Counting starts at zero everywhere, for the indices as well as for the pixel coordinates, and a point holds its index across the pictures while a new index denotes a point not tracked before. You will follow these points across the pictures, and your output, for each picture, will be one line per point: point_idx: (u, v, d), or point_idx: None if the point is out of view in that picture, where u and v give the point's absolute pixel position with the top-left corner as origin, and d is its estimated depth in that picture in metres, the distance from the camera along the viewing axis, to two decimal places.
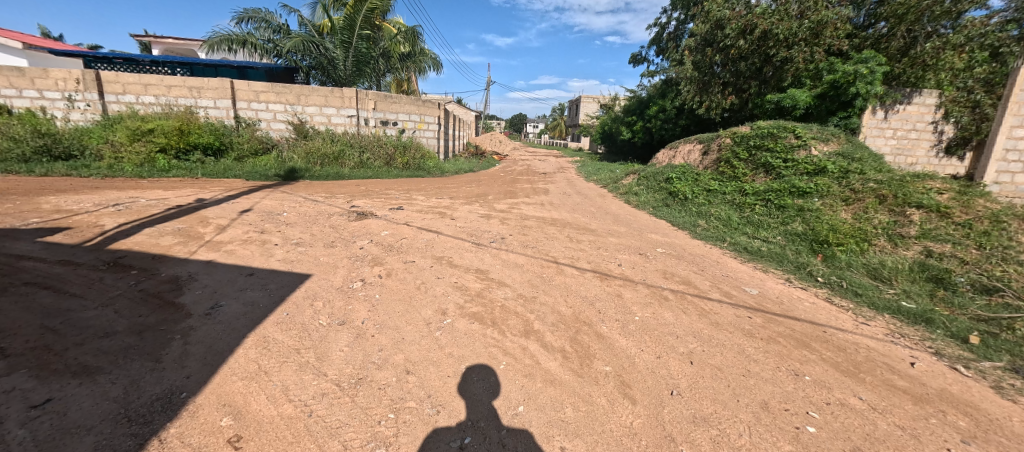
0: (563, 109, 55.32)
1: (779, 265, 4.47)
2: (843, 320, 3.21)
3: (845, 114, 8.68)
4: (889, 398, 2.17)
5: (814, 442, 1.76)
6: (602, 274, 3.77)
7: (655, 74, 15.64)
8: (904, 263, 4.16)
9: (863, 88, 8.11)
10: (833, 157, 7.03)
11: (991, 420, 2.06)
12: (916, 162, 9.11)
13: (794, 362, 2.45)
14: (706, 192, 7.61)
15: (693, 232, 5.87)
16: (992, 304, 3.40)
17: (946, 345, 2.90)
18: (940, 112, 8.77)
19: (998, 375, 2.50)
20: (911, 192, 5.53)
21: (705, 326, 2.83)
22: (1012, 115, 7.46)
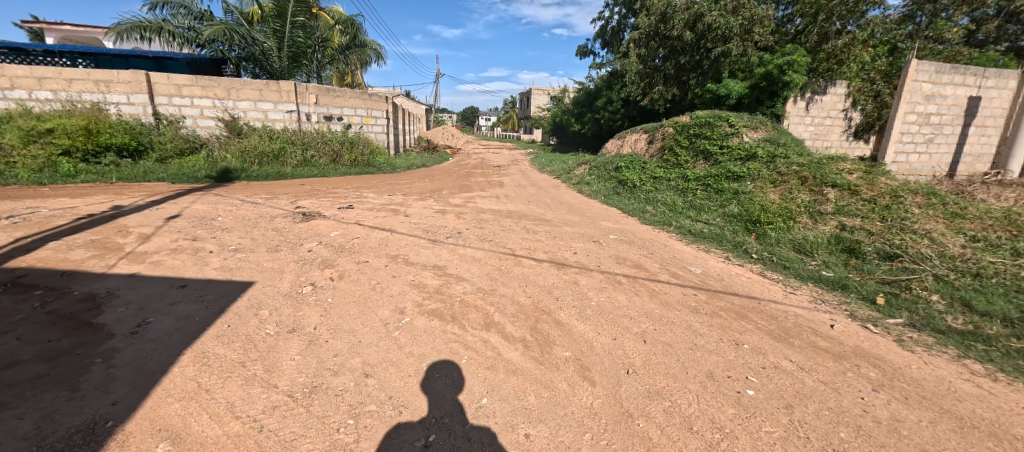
0: (514, 102, 55.41)
1: (719, 245, 4.81)
2: (775, 291, 3.53)
3: (772, 104, 9.45)
4: (814, 358, 2.42)
5: (754, 404, 1.91)
6: (558, 263, 3.86)
7: (602, 67, 16.12)
8: (823, 237, 4.64)
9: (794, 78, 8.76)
10: (762, 143, 7.64)
11: (895, 370, 2.37)
12: (831, 146, 10.09)
13: (734, 333, 2.66)
14: (652, 179, 8.01)
15: (642, 218, 6.13)
16: (892, 267, 3.89)
17: (859, 306, 3.28)
18: (849, 101, 9.73)
19: (900, 330, 2.87)
20: (827, 173, 6.16)
21: (656, 306, 3.00)
22: (907, 102, 8.43)
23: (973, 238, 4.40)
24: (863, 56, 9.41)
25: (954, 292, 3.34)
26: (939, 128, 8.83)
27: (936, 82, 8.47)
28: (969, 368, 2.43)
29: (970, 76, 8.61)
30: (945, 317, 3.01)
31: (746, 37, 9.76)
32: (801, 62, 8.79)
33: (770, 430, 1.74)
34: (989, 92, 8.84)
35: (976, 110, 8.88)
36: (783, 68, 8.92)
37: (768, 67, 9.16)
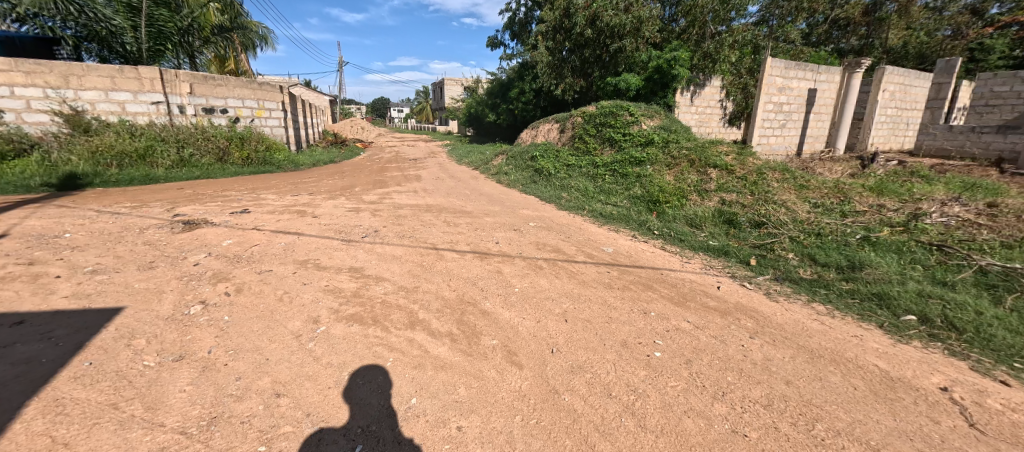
0: (426, 92, 53.76)
1: (626, 225, 5.25)
2: (673, 262, 3.97)
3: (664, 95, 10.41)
4: (706, 317, 2.78)
5: (661, 364, 2.14)
6: (481, 254, 3.88)
7: (513, 58, 16.36)
8: (708, 212, 5.31)
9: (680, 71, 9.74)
10: (658, 131, 8.45)
11: (766, 318, 2.82)
12: (712, 131, 11.52)
13: (643, 303, 2.95)
14: (566, 167, 8.42)
15: (558, 204, 6.43)
16: (761, 233, 4.60)
17: (739, 269, 3.84)
18: (724, 92, 11.20)
19: (768, 285, 3.44)
20: (709, 156, 7.05)
21: (575, 286, 3.18)
22: (765, 93, 9.95)
23: (816, 204, 5.39)
24: (734, 52, 10.79)
25: (803, 250, 4.08)
26: (789, 115, 10.57)
27: (786, 76, 10.09)
28: (817, 310, 3.02)
29: (809, 71, 10.42)
30: (798, 271, 3.67)
31: (638, 34, 10.71)
32: (685, 58, 9.84)
33: (675, 384, 1.98)
34: (822, 85, 10.79)
35: (814, 100, 10.79)
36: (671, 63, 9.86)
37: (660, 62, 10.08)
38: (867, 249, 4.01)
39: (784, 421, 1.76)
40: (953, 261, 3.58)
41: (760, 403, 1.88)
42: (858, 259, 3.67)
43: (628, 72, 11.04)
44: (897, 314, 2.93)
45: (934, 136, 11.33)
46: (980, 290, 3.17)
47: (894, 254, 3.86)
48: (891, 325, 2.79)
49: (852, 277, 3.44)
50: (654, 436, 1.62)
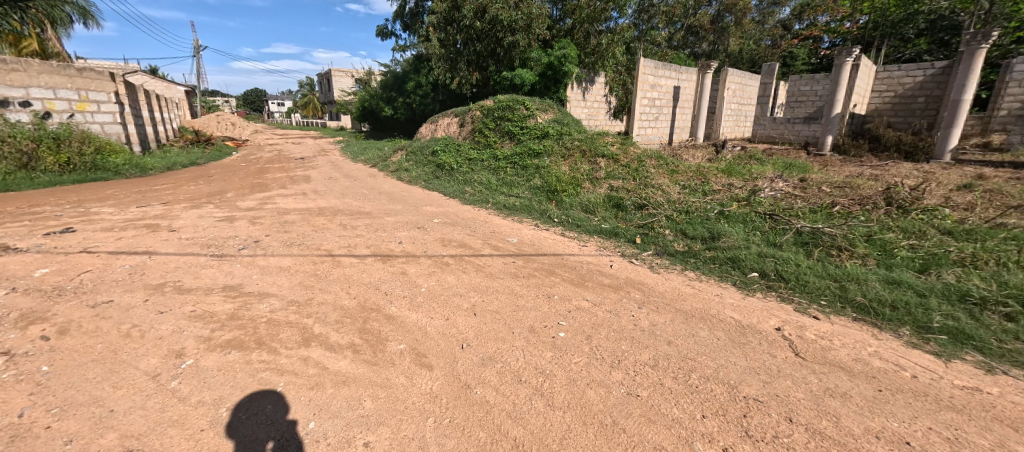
0: (310, 84, 48.82)
1: (529, 214, 5.47)
2: (573, 246, 4.26)
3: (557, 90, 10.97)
4: (602, 294, 3.04)
5: (564, 344, 2.29)
6: (383, 256, 3.68)
7: (405, 49, 15.68)
8: (600, 198, 5.80)
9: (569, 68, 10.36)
10: (552, 124, 8.90)
11: (650, 289, 3.19)
12: (600, 124, 12.53)
13: (547, 288, 3.10)
14: (467, 161, 8.40)
15: (462, 199, 6.40)
16: (643, 214, 5.18)
17: (627, 248, 4.27)
18: (607, 88, 12.22)
19: (651, 259, 3.91)
20: (598, 147, 7.68)
21: (482, 279, 3.22)
22: (641, 89, 11.14)
23: (684, 186, 6.25)
24: (614, 51, 11.84)
25: (676, 226, 4.71)
26: (660, 109, 12.01)
27: (656, 74, 11.41)
28: (689, 276, 3.52)
29: (673, 71, 11.93)
30: (673, 244, 4.23)
31: (529, 30, 11.10)
32: (573, 55, 10.47)
33: (577, 359, 2.13)
34: (684, 83, 12.47)
35: (679, 96, 12.42)
36: (562, 60, 10.42)
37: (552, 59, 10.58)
38: (723, 221, 4.79)
39: (667, 377, 2.02)
40: (779, 226, 4.47)
41: (648, 365, 2.13)
42: (716, 231, 4.36)
43: (522, 67, 11.37)
44: (745, 273, 3.56)
45: (764, 126, 13.96)
46: (797, 247, 4.03)
47: (740, 223, 4.68)
48: (740, 283, 3.39)
49: (713, 246, 4.08)
50: (562, 412, 1.72)
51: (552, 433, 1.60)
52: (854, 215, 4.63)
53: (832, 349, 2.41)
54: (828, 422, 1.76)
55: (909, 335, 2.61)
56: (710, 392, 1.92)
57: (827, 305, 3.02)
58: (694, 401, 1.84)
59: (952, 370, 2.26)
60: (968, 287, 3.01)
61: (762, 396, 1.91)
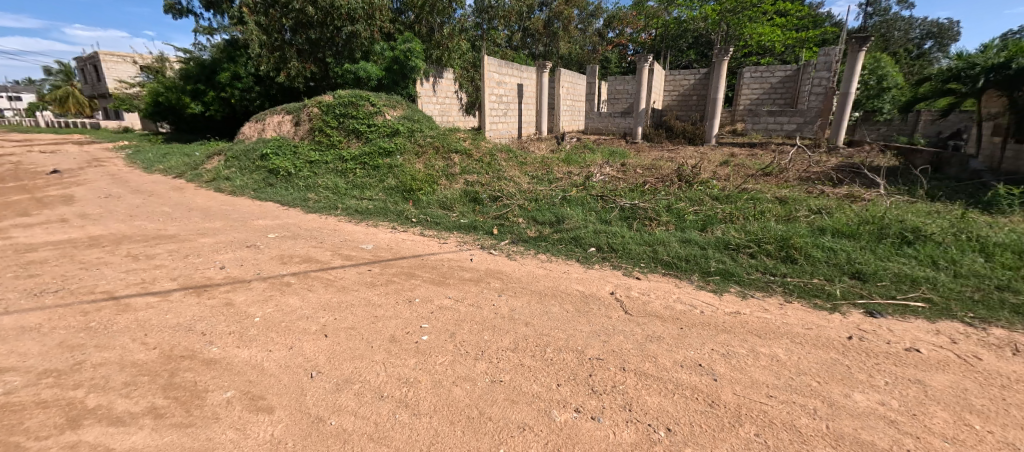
0: (64, 70, 36.29)
1: (385, 217, 5.17)
2: (432, 245, 4.20)
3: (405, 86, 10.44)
4: (464, 289, 3.08)
5: (428, 347, 2.24)
6: (198, 288, 3.00)
7: (213, 33, 12.89)
8: (456, 194, 5.87)
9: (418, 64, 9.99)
10: (401, 121, 8.57)
11: (508, 277, 3.37)
12: (454, 120, 12.34)
13: (407, 292, 2.99)
14: (308, 164, 7.46)
15: (304, 207, 5.66)
16: (498, 205, 5.44)
17: (486, 239, 4.43)
18: (455, 83, 12.07)
19: (508, 248, 4.14)
20: (450, 142, 7.81)
21: (332, 295, 2.91)
22: (489, 86, 11.54)
23: (532, 176, 6.80)
24: (459, 47, 12.04)
25: (527, 213, 5.08)
26: (507, 105, 12.70)
27: (500, 72, 12.00)
28: (540, 258, 3.86)
29: (515, 69, 12.73)
30: (526, 231, 4.56)
31: (371, 21, 10.40)
32: (419, 50, 10.12)
33: (442, 359, 2.12)
34: (525, 81, 13.46)
35: (522, 93, 13.34)
36: (407, 54, 10.02)
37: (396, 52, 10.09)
38: (565, 205, 5.37)
39: (526, 356, 2.18)
40: (608, 205, 5.25)
41: (509, 349, 2.25)
42: (560, 215, 4.87)
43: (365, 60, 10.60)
44: (586, 249, 4.08)
45: (592, 120, 16.09)
46: (623, 222, 4.80)
47: (579, 206, 5.33)
48: (582, 258, 3.87)
49: (559, 229, 4.54)
50: (428, 417, 1.69)
51: (418, 442, 1.55)
52: (658, 191, 5.75)
53: (650, 302, 2.95)
54: (649, 363, 2.16)
55: (697, 280, 3.39)
56: (563, 361, 2.15)
57: (645, 266, 3.68)
58: (550, 373, 2.03)
59: (723, 301, 3.02)
60: (729, 238, 4.05)
61: (602, 354, 2.22)
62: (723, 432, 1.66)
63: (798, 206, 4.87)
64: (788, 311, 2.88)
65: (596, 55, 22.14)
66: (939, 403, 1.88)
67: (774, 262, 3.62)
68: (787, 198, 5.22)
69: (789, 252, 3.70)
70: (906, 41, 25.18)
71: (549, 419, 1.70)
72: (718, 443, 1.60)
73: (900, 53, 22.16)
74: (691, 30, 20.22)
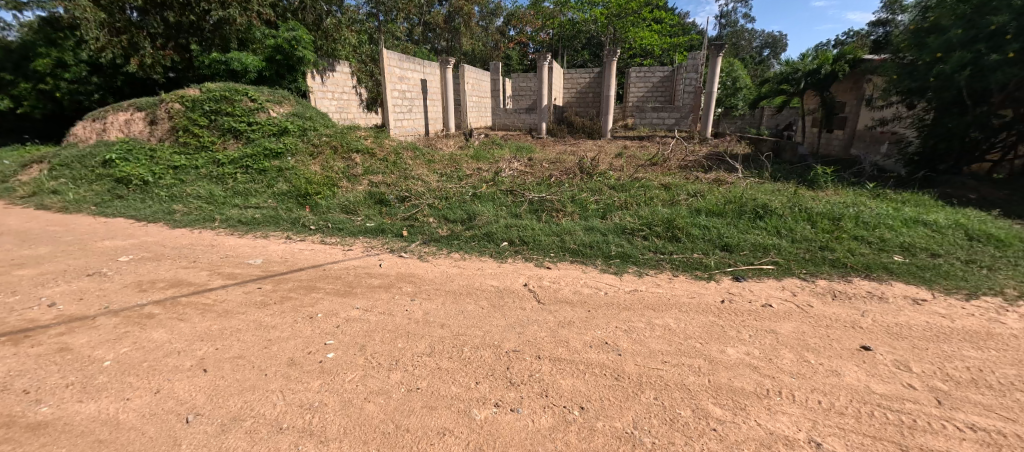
0: None
1: (277, 227, 4.63)
2: (335, 253, 3.87)
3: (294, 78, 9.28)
4: (373, 298, 2.89)
5: (334, 365, 2.06)
6: (17, 333, 2.35)
7: (20, 7, 10.14)
8: (360, 196, 5.51)
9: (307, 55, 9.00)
10: (290, 118, 7.72)
11: (422, 280, 3.26)
12: (353, 118, 11.25)
13: (307, 308, 2.71)
14: (172, 169, 6.32)
15: (170, 222, 4.79)
16: (407, 206, 5.23)
17: (395, 242, 4.22)
18: (355, 78, 11.05)
19: (419, 249, 4.01)
20: (349, 141, 7.36)
21: (213, 321, 2.52)
22: (390, 82, 10.97)
23: (441, 174, 6.70)
24: (348, 39, 10.94)
25: (438, 212, 4.98)
26: (411, 101, 12.22)
27: (401, 67, 11.49)
28: (454, 256, 3.83)
29: (418, 64, 12.30)
30: (438, 230, 4.47)
31: (247, 6, 9.03)
32: (306, 39, 9.01)
33: (351, 376, 1.97)
34: (429, 76, 13.08)
35: (426, 88, 12.93)
36: (292, 43, 8.95)
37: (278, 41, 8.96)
38: (476, 201, 5.38)
39: (443, 359, 2.13)
40: (517, 199, 5.39)
41: (425, 354, 2.18)
42: (472, 211, 4.87)
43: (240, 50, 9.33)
44: (498, 244, 4.13)
45: (499, 116, 16.32)
46: (532, 214, 4.96)
47: (490, 201, 5.38)
48: (496, 253, 3.92)
49: (471, 226, 4.53)
50: (338, 442, 1.56)
51: None
52: (562, 183, 6.07)
53: (560, 289, 3.11)
54: (562, 348, 2.27)
55: (601, 265, 3.66)
56: (481, 358, 2.15)
57: (554, 256, 3.86)
58: (469, 373, 2.01)
59: (623, 282, 3.30)
60: (626, 223, 4.44)
61: (519, 346, 2.27)
62: (628, 402, 1.82)
63: (679, 191, 5.54)
64: (676, 284, 3.25)
65: (498, 52, 22.45)
66: (787, 346, 2.30)
67: (663, 242, 4.06)
68: (670, 184, 5.90)
69: (674, 232, 4.19)
70: (750, 49, 30.26)
71: (468, 419, 1.69)
72: (625, 413, 1.75)
73: (747, 60, 26.51)
74: (584, 31, 21.58)
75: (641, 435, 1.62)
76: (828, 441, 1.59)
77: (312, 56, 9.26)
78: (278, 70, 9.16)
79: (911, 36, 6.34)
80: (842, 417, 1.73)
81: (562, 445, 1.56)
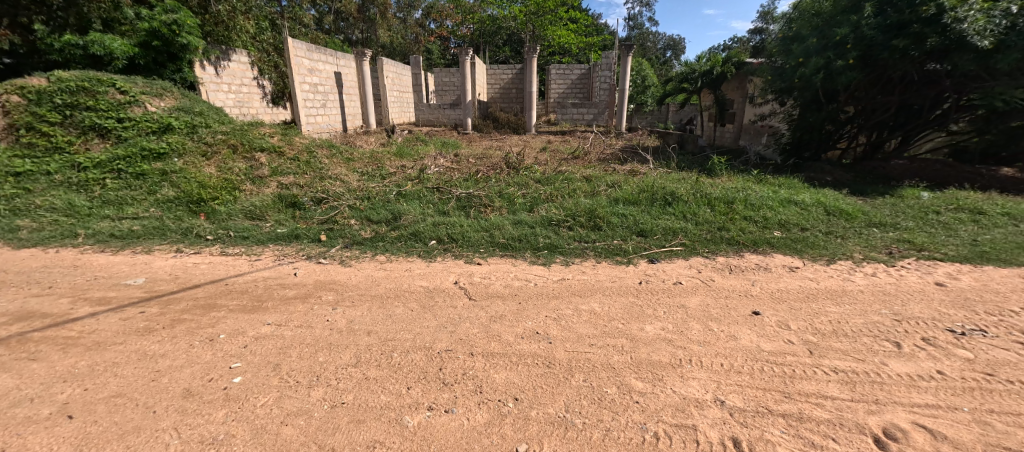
0: None
1: (164, 239, 4.00)
2: (239, 265, 3.46)
3: (177, 68, 7.85)
4: (287, 311, 2.64)
5: (241, 390, 1.85)
6: None
7: None
8: (268, 199, 4.98)
9: (194, 41, 7.60)
10: (174, 113, 6.68)
11: (344, 286, 3.05)
12: (256, 113, 10.09)
13: (206, 330, 2.39)
14: (11, 176, 5.12)
15: (12, 241, 3.89)
16: (324, 208, 4.86)
17: (312, 248, 3.90)
18: (256, 69, 9.88)
19: (339, 254, 3.75)
20: (251, 139, 6.67)
21: (80, 357, 2.10)
22: (297, 74, 10.03)
23: (362, 173, 6.32)
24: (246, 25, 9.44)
25: (360, 213, 4.70)
26: (325, 95, 11.34)
27: (310, 57, 10.56)
28: (379, 259, 3.64)
29: (329, 56, 11.40)
30: (361, 233, 4.21)
31: None
32: (191, 23, 7.60)
33: (264, 400, 1.78)
34: (343, 68, 12.20)
35: (341, 82, 12.09)
36: (175, 26, 7.40)
37: (152, 22, 7.31)
38: (401, 200, 5.17)
39: (370, 368, 2.02)
40: (444, 196, 5.29)
41: (350, 365, 2.05)
42: (396, 211, 4.67)
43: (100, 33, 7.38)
44: (426, 243, 4.02)
45: (422, 111, 15.82)
46: (460, 211, 4.90)
47: (416, 200, 5.20)
48: (424, 252, 3.81)
49: (396, 226, 4.34)
50: None
51: None
52: (489, 178, 6.08)
53: (491, 284, 3.12)
54: (494, 342, 2.28)
55: (530, 257, 3.74)
56: (412, 363, 2.07)
57: (484, 251, 3.86)
58: (399, 379, 1.94)
59: (551, 272, 3.41)
60: (552, 215, 4.59)
61: (451, 345, 2.24)
62: (560, 387, 1.89)
63: (599, 183, 5.85)
64: (599, 270, 3.44)
65: (419, 45, 21.74)
66: (694, 318, 2.56)
67: (586, 231, 4.27)
68: (591, 176, 6.20)
69: (595, 222, 4.43)
70: (655, 50, 32.99)
71: (401, 427, 1.63)
72: (557, 398, 1.81)
73: (653, 61, 28.88)
74: (504, 27, 21.75)
75: (572, 417, 1.69)
76: (729, 398, 1.81)
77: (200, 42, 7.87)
78: (155, 58, 7.59)
79: (780, 42, 7.37)
80: (740, 376, 1.97)
81: (498, 439, 1.57)
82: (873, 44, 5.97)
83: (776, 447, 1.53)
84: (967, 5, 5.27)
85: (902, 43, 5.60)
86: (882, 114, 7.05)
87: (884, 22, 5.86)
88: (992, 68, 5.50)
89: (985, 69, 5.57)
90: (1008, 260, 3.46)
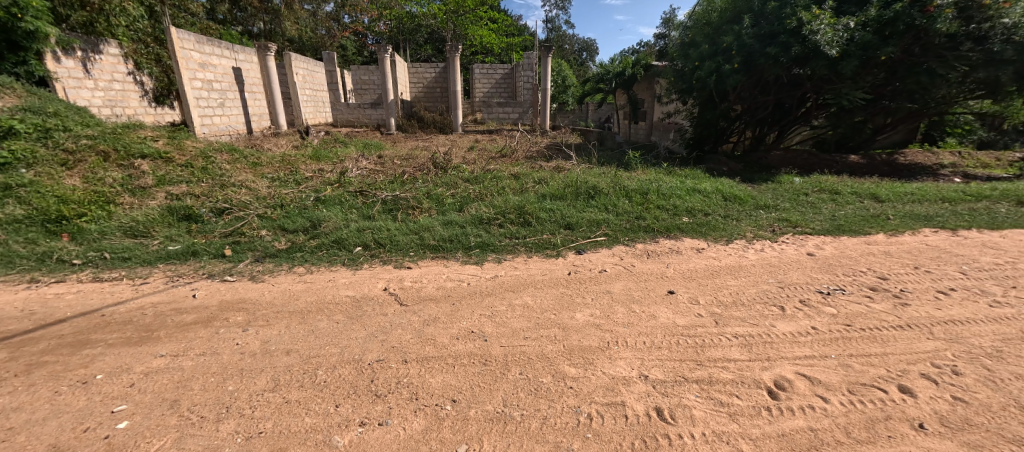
0: None
1: (11, 268, 3.27)
2: (121, 292, 2.95)
3: (19, 59, 6.36)
4: (185, 338, 2.32)
5: (129, 436, 1.58)
6: None
7: None
8: (154, 213, 4.32)
9: (43, 28, 6.27)
10: (19, 114, 5.49)
11: (255, 304, 2.76)
12: (134, 113, 8.64)
13: (76, 372, 2.00)
14: None
15: None
16: (227, 220, 4.35)
17: (215, 265, 3.46)
18: (131, 63, 8.46)
19: (249, 269, 3.38)
20: (128, 144, 5.84)
21: None
22: (185, 69, 8.81)
23: (272, 178, 5.76)
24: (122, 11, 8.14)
25: (272, 223, 4.28)
26: (222, 93, 10.11)
27: (201, 50, 9.33)
28: (297, 271, 3.35)
29: (225, 49, 10.15)
30: (274, 244, 3.84)
31: None
32: (39, 6, 6.24)
33: (160, 444, 1.55)
34: (242, 63, 10.96)
35: (242, 79, 10.88)
36: (16, 9, 5.91)
37: None
38: (320, 206, 4.80)
39: (291, 390, 1.85)
40: (368, 199, 5.03)
41: (268, 389, 1.86)
42: (315, 218, 4.33)
43: None
44: (351, 250, 3.79)
45: (338, 111, 14.84)
46: (386, 214, 4.70)
47: (337, 205, 4.86)
48: (349, 260, 3.60)
49: (315, 235, 4.03)
50: None
51: None
52: (416, 179, 5.91)
53: (423, 287, 3.03)
54: (428, 346, 2.22)
55: (464, 257, 3.71)
56: (340, 378, 1.94)
57: (415, 255, 3.74)
58: (325, 397, 1.81)
59: (484, 270, 3.41)
60: (482, 213, 4.60)
61: (382, 355, 2.13)
62: (497, 383, 1.90)
63: (527, 180, 5.98)
64: (531, 265, 3.52)
65: (331, 41, 20.30)
66: (619, 303, 2.73)
67: (516, 228, 4.34)
68: (519, 174, 6.31)
69: (525, 218, 4.52)
70: (573, 53, 34.49)
71: (329, 448, 1.52)
72: (494, 394, 1.82)
73: (571, 62, 30.22)
74: (424, 25, 21.17)
75: (511, 411, 1.71)
76: (652, 372, 1.96)
77: (52, 28, 6.52)
78: None
79: (679, 47, 8.13)
80: (660, 351, 2.14)
81: (437, 443, 1.54)
82: (752, 51, 6.81)
83: (692, 412, 1.70)
84: (820, 19, 6.13)
85: (774, 50, 6.49)
86: (762, 111, 8.11)
87: (760, 32, 6.72)
88: (839, 73, 6.61)
89: (834, 74, 6.67)
90: (858, 230, 4.21)
